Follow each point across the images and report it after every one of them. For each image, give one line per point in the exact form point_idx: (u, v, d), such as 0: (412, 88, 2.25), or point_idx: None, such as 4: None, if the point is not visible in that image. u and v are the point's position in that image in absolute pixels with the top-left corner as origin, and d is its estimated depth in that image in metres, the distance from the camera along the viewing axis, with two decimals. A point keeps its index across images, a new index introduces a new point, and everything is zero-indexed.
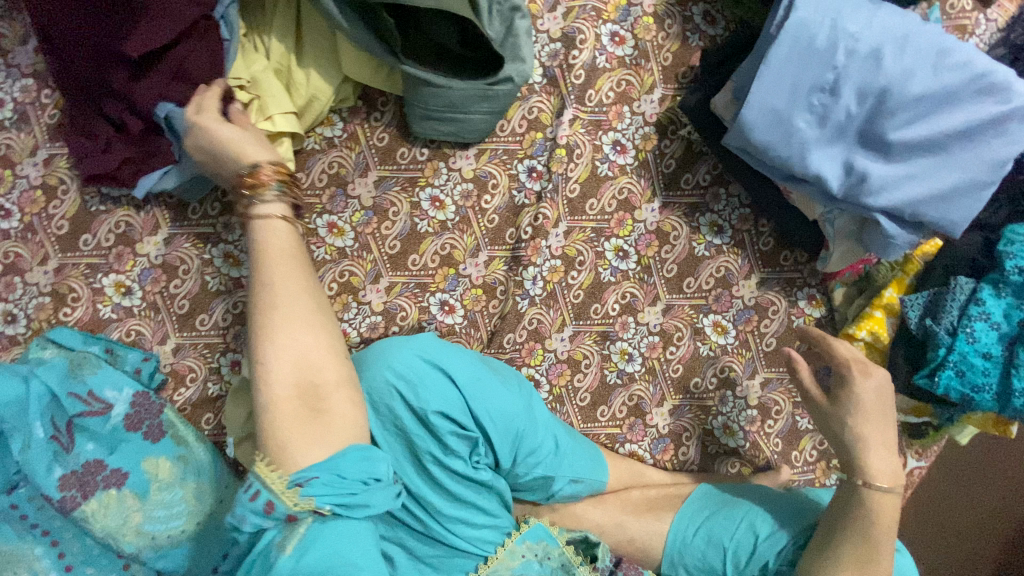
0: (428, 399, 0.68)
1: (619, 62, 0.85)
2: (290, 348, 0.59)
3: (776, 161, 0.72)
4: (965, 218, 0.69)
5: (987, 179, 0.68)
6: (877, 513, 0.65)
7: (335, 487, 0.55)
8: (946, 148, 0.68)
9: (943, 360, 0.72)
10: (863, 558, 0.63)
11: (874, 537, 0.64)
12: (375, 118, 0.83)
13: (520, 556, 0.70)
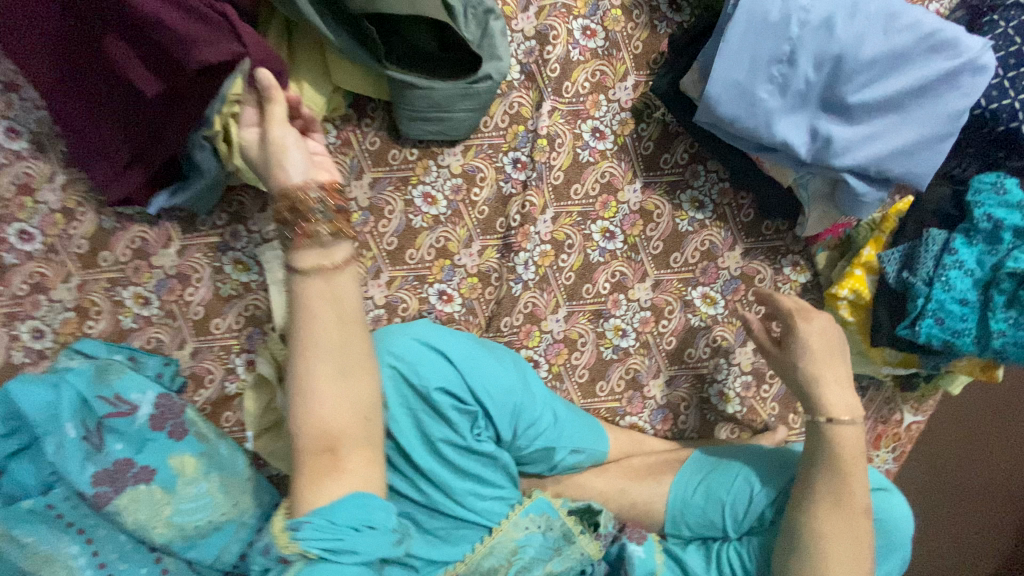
0: (428, 378, 0.72)
1: (592, 54, 0.90)
2: (322, 405, 0.61)
3: (744, 132, 0.76)
4: (927, 171, 0.73)
5: (945, 133, 0.72)
6: (839, 442, 0.69)
7: (325, 532, 0.58)
8: (904, 106, 0.72)
9: (922, 309, 0.74)
10: (835, 488, 0.66)
11: (842, 467, 0.67)
12: (365, 124, 0.88)
13: (523, 527, 0.74)
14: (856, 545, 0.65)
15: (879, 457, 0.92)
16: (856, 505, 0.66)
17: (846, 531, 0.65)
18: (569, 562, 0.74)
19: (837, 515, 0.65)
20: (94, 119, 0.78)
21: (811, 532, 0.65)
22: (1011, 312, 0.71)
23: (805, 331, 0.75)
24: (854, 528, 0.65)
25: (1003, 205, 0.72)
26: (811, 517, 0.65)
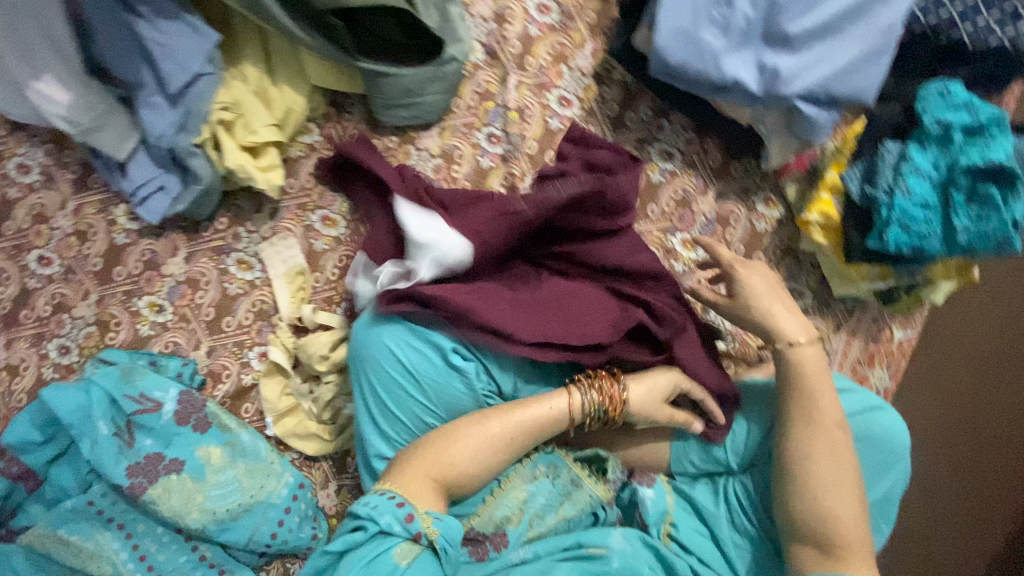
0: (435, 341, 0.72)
1: (549, 28, 0.96)
2: (473, 450, 0.66)
3: (696, 75, 0.81)
4: (872, 85, 0.77)
5: (885, 46, 0.76)
6: (799, 362, 0.73)
7: (453, 533, 0.60)
8: (841, 28, 0.77)
9: (887, 219, 0.77)
10: (805, 408, 0.71)
11: (807, 385, 0.72)
12: (346, 119, 0.94)
13: (532, 477, 0.76)
14: (839, 454, 0.68)
15: (875, 376, 0.95)
16: (829, 419, 0.69)
17: (825, 443, 0.68)
18: (580, 505, 0.76)
19: (813, 430, 0.69)
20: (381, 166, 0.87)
21: (793, 449, 0.69)
22: (973, 206, 0.74)
23: (746, 276, 0.79)
24: (834, 439, 0.68)
25: (950, 108, 0.76)
26: (787, 440, 0.70)
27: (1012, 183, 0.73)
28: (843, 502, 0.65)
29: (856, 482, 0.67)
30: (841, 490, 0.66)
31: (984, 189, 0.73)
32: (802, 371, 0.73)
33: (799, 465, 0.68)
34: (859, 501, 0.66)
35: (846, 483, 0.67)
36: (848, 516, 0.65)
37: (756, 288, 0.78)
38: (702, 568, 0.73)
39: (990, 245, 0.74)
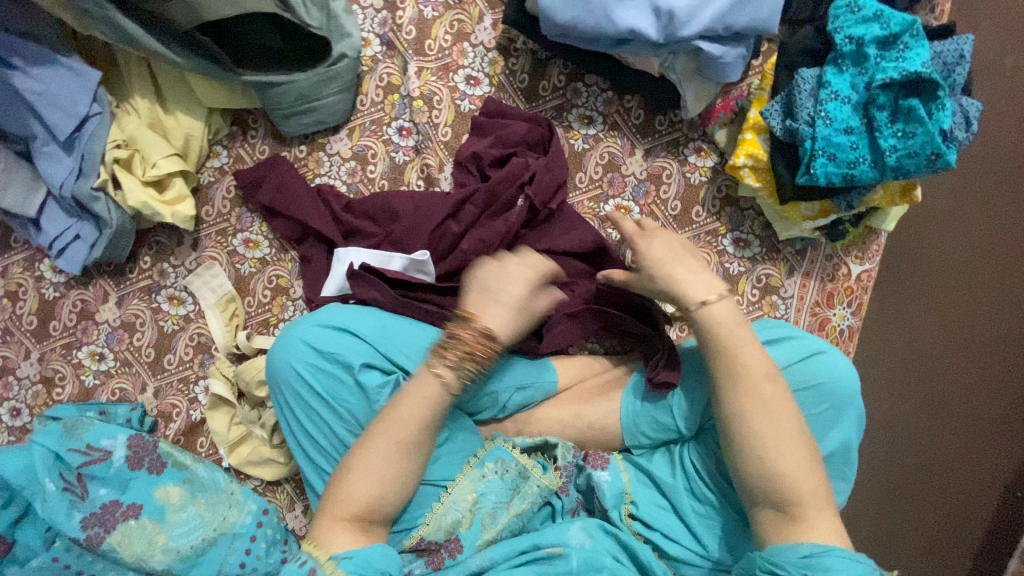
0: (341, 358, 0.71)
1: (444, 7, 0.91)
2: (375, 469, 0.64)
3: (590, 31, 0.76)
4: (771, 11, 0.73)
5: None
6: (713, 321, 0.66)
7: (364, 567, 0.59)
8: None
9: (812, 152, 0.73)
10: (729, 368, 0.64)
11: (727, 345, 0.65)
12: (252, 136, 0.91)
13: (480, 476, 0.75)
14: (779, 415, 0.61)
15: (837, 315, 0.89)
16: (755, 377, 0.63)
17: (760, 406, 0.62)
18: (531, 498, 0.73)
19: (744, 393, 0.63)
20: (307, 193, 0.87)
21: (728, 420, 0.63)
22: (898, 124, 0.69)
23: (645, 244, 0.72)
24: (764, 397, 0.62)
25: (858, 23, 0.71)
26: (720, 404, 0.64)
27: (934, 94, 0.68)
28: (793, 461, 0.60)
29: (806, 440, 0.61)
30: (794, 455, 0.60)
31: (907, 104, 0.68)
32: (719, 332, 0.66)
33: (738, 437, 0.62)
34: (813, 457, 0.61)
35: (797, 442, 0.61)
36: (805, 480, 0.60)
37: (657, 246, 0.72)
38: (667, 543, 0.72)
39: (921, 163, 0.69)
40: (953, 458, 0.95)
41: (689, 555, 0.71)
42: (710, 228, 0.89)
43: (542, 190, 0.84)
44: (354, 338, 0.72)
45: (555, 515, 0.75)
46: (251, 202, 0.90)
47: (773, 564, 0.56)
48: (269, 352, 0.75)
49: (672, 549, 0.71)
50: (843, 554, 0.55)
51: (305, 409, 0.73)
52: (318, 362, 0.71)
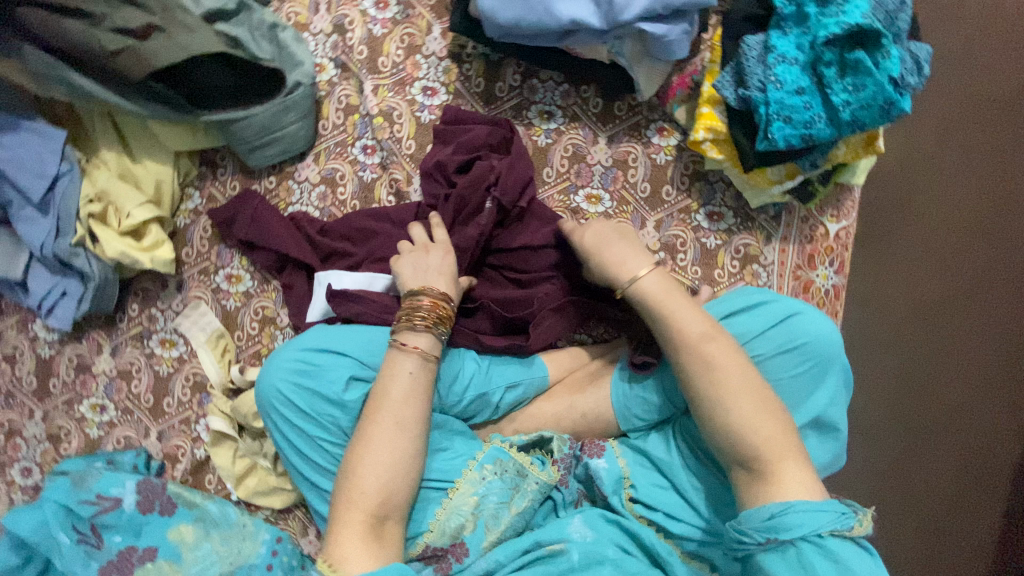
0: (327, 378, 0.75)
1: (392, 23, 0.92)
2: (373, 470, 0.67)
3: (533, 28, 0.77)
4: None
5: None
6: (651, 297, 0.70)
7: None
8: None
9: (767, 117, 0.73)
10: (676, 338, 0.67)
11: (669, 314, 0.69)
12: (221, 174, 0.93)
13: (480, 478, 0.76)
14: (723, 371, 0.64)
15: (820, 276, 0.88)
16: (702, 339, 0.66)
17: (705, 366, 0.65)
18: (530, 496, 0.74)
19: (690, 360, 0.66)
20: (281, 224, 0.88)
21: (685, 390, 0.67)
22: (847, 78, 0.69)
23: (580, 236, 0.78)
24: (707, 357, 0.65)
25: None
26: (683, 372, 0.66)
27: (878, 43, 0.69)
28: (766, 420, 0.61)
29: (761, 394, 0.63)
30: (749, 409, 0.62)
31: (853, 57, 0.69)
32: (660, 300, 0.69)
33: (696, 405, 0.65)
34: (774, 413, 0.62)
35: (747, 395, 0.63)
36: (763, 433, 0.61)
37: (590, 234, 0.77)
38: (670, 522, 0.73)
39: (875, 114, 0.70)
40: (970, 406, 0.86)
41: (691, 531, 0.72)
42: (682, 205, 0.89)
43: (508, 190, 0.84)
44: (337, 355, 0.76)
45: (557, 508, 0.77)
46: (228, 237, 0.92)
47: (738, 533, 0.58)
48: (256, 379, 0.78)
49: (674, 527, 0.73)
50: (807, 506, 0.56)
51: (295, 428, 0.76)
52: (301, 381, 0.75)
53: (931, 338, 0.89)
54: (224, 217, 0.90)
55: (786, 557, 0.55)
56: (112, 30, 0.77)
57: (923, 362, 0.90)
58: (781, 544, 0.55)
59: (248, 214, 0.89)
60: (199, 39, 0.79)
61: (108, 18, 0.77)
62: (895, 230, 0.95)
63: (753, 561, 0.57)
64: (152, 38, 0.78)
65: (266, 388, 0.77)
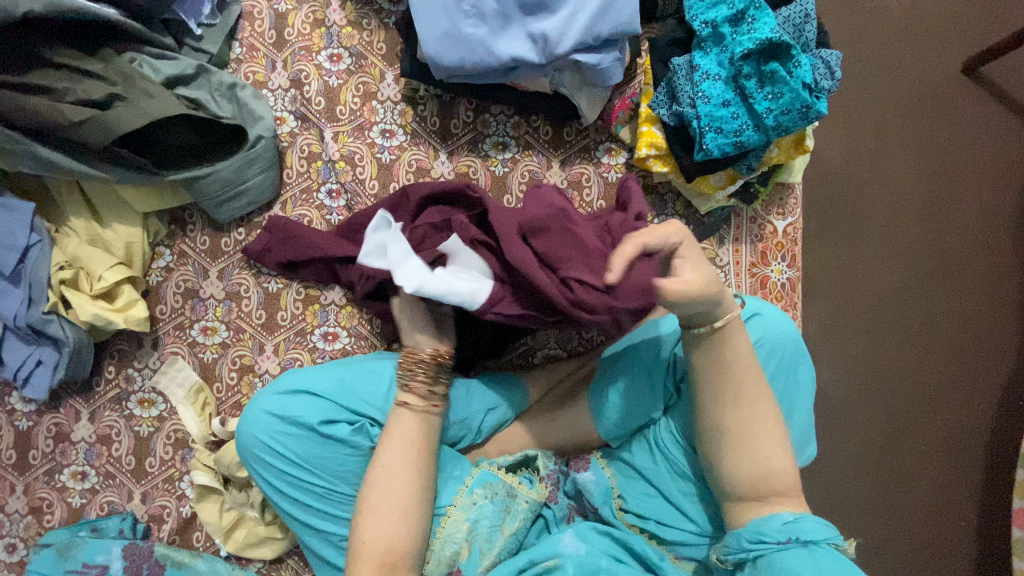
0: (306, 419, 0.75)
1: (347, 73, 0.96)
2: (381, 521, 0.68)
3: (478, 67, 0.82)
4: (631, 15, 0.81)
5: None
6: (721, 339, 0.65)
7: None
8: None
9: (700, 129, 0.79)
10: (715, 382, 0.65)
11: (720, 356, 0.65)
12: (191, 230, 0.95)
13: (471, 504, 0.76)
14: (745, 395, 0.64)
15: (775, 271, 0.93)
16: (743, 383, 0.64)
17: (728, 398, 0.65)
18: (522, 515, 0.75)
19: (715, 387, 0.65)
20: (312, 246, 0.89)
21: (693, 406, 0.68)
22: (766, 88, 0.76)
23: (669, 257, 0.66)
24: (740, 399, 0.64)
25: (710, 8, 0.79)
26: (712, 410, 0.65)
27: (789, 54, 0.75)
28: (769, 450, 0.64)
29: (771, 420, 0.64)
30: (756, 433, 0.64)
31: (769, 68, 0.75)
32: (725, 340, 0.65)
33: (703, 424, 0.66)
34: (780, 442, 0.65)
35: (760, 423, 0.64)
36: (774, 455, 0.64)
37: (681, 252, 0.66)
38: (663, 529, 0.75)
39: (796, 117, 0.76)
40: (888, 434, 1.33)
41: (684, 536, 0.74)
42: None
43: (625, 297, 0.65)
44: (318, 398, 0.77)
45: (550, 524, 0.78)
46: (267, 269, 0.93)
47: (758, 533, 0.61)
48: (236, 427, 0.79)
49: (667, 534, 0.75)
50: (815, 519, 0.61)
51: (279, 473, 0.77)
52: (285, 428, 0.76)
53: (872, 398, 1.33)
54: (262, 250, 0.91)
55: (800, 555, 0.59)
56: (76, 102, 0.81)
57: (872, 410, 1.33)
58: (800, 544, 0.60)
59: (280, 245, 0.90)
60: (160, 103, 0.83)
61: (70, 93, 0.81)
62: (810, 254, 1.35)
63: (762, 560, 0.60)
64: (116, 106, 0.82)
65: (245, 434, 0.77)
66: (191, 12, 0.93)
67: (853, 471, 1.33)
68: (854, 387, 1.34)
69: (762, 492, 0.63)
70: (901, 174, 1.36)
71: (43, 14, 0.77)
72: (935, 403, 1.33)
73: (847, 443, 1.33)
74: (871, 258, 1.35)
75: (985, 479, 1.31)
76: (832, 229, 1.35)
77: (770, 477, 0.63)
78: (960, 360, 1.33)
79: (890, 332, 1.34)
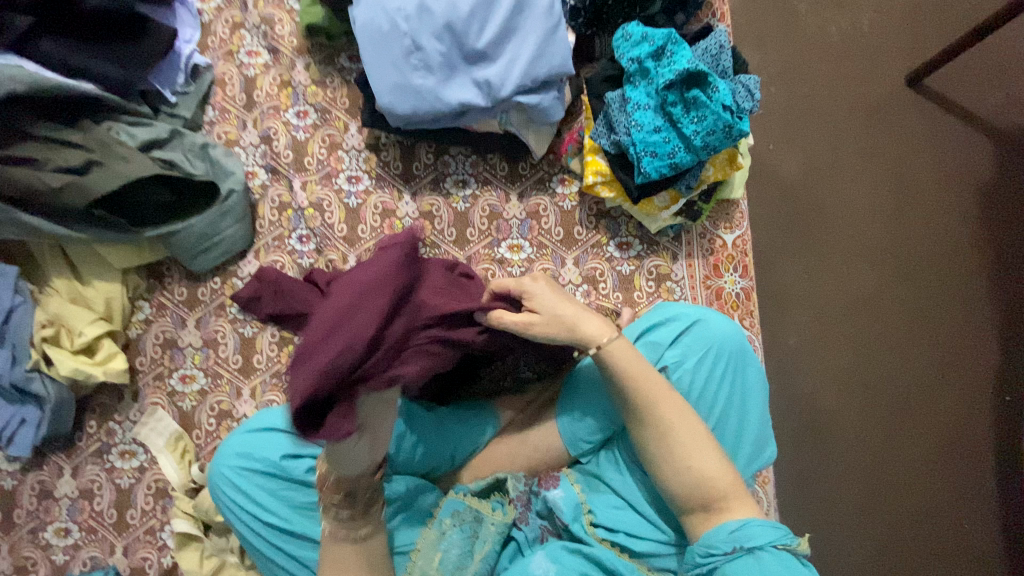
0: (271, 454, 0.77)
1: (314, 127, 1.03)
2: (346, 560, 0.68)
3: (429, 113, 0.88)
4: (565, 58, 0.88)
5: (554, 26, 0.88)
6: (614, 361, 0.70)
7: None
8: (517, 27, 0.88)
9: (637, 155, 0.86)
10: (642, 413, 0.69)
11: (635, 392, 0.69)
12: (169, 283, 0.99)
13: (440, 534, 0.77)
14: (665, 413, 0.68)
15: (728, 281, 0.98)
16: (669, 411, 0.68)
17: (659, 426, 0.68)
18: (490, 539, 0.76)
19: (639, 421, 0.69)
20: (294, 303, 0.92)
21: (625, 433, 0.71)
22: (691, 113, 0.84)
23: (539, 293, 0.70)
24: (663, 423, 0.68)
25: (634, 47, 0.87)
26: (646, 436, 0.69)
27: (707, 80, 0.83)
28: (709, 463, 0.67)
29: (701, 436, 0.68)
30: (691, 450, 0.67)
31: (691, 95, 0.83)
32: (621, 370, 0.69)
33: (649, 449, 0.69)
34: (718, 455, 0.68)
35: (695, 441, 0.68)
36: (711, 470, 0.67)
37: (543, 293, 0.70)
38: (633, 541, 0.76)
39: (722, 136, 0.82)
40: (866, 436, 1.35)
41: (654, 547, 0.76)
42: (594, 241, 0.98)
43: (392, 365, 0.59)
44: (276, 432, 0.79)
45: (522, 547, 0.79)
46: (246, 314, 0.97)
47: (707, 546, 0.64)
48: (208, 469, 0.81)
49: (637, 545, 0.76)
50: (760, 522, 0.64)
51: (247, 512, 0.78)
52: (250, 467, 0.78)
53: (848, 402, 1.36)
54: (246, 299, 0.95)
55: (746, 564, 0.61)
56: (56, 170, 0.87)
57: (850, 414, 1.36)
58: (746, 553, 0.62)
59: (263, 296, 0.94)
60: (135, 166, 0.89)
61: (51, 161, 0.87)
62: (775, 266, 1.40)
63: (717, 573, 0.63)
64: (93, 171, 0.88)
65: (214, 475, 0.79)
66: (166, 81, 1.01)
67: (837, 476, 1.34)
68: (831, 392, 1.36)
69: (703, 501, 0.66)
70: (850, 185, 1.43)
71: (25, 92, 0.85)
72: (908, 402, 1.36)
73: (830, 449, 1.35)
74: (831, 266, 1.40)
75: (972, 473, 1.34)
76: (792, 241, 1.41)
77: (712, 483, 0.66)
78: (928, 359, 1.37)
79: (858, 335, 1.38)
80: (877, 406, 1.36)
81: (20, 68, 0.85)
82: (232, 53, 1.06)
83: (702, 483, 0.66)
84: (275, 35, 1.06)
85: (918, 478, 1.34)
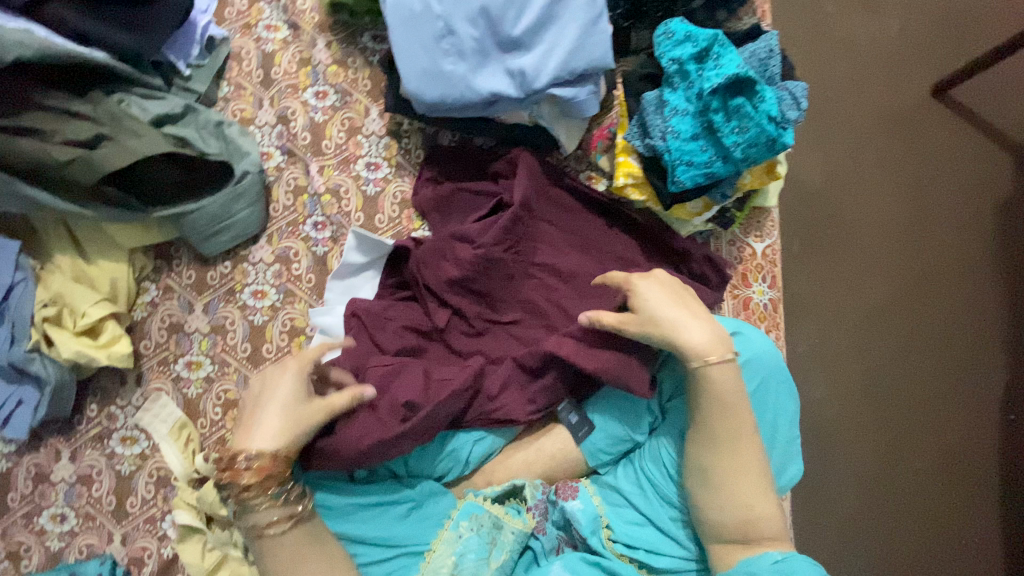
0: None
1: (332, 109, 0.98)
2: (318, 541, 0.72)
3: (458, 103, 0.84)
4: (606, 50, 0.84)
5: (596, 16, 0.83)
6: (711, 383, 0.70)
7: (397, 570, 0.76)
8: (556, 15, 0.84)
9: (672, 162, 0.83)
10: (711, 435, 0.69)
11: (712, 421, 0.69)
12: (177, 264, 0.96)
13: (456, 537, 0.75)
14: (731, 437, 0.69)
15: (756, 292, 0.95)
16: (738, 437, 0.69)
17: (723, 449, 0.68)
18: (508, 547, 0.75)
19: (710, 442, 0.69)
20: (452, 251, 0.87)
21: (692, 451, 0.71)
22: (733, 122, 0.80)
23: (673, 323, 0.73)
24: (733, 441, 0.69)
25: (676, 47, 0.84)
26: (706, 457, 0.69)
27: (754, 89, 0.80)
28: (759, 496, 0.67)
29: (754, 470, 0.68)
30: (744, 477, 0.68)
31: (735, 103, 0.80)
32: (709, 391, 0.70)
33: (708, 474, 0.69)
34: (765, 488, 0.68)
35: (750, 472, 0.68)
36: (760, 503, 0.67)
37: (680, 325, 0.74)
38: (654, 559, 0.74)
39: (764, 149, 0.80)
40: (876, 448, 1.34)
41: (676, 564, 0.74)
42: None
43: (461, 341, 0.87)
44: None
45: (538, 557, 0.78)
46: (254, 301, 0.94)
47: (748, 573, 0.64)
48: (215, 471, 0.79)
49: (659, 563, 0.74)
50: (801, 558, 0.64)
51: None
52: None
53: (859, 414, 1.34)
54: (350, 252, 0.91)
55: None
56: (64, 143, 0.82)
57: (859, 428, 1.34)
58: None
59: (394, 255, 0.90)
60: (148, 142, 0.85)
61: (58, 133, 0.83)
62: (792, 274, 1.38)
63: None
64: (103, 145, 0.83)
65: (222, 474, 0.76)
66: (180, 54, 0.97)
67: (845, 489, 1.33)
68: (841, 404, 1.35)
69: (747, 533, 0.67)
70: (875, 194, 1.39)
71: (32, 58, 0.79)
72: (920, 418, 1.34)
73: (836, 460, 1.34)
74: (850, 277, 1.38)
75: (981, 493, 1.32)
76: (811, 248, 1.38)
77: (764, 525, 0.67)
78: (943, 375, 1.35)
79: (873, 348, 1.36)
80: (887, 419, 1.34)
81: (28, 32, 0.80)
82: (250, 26, 1.01)
83: (749, 516, 0.67)
84: (296, 10, 1.01)
85: (925, 494, 1.32)
